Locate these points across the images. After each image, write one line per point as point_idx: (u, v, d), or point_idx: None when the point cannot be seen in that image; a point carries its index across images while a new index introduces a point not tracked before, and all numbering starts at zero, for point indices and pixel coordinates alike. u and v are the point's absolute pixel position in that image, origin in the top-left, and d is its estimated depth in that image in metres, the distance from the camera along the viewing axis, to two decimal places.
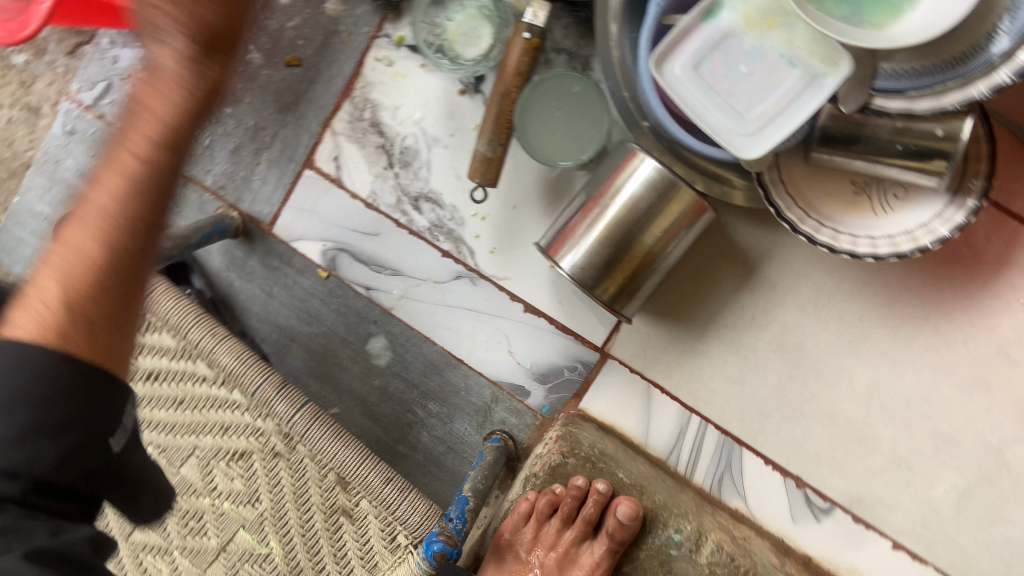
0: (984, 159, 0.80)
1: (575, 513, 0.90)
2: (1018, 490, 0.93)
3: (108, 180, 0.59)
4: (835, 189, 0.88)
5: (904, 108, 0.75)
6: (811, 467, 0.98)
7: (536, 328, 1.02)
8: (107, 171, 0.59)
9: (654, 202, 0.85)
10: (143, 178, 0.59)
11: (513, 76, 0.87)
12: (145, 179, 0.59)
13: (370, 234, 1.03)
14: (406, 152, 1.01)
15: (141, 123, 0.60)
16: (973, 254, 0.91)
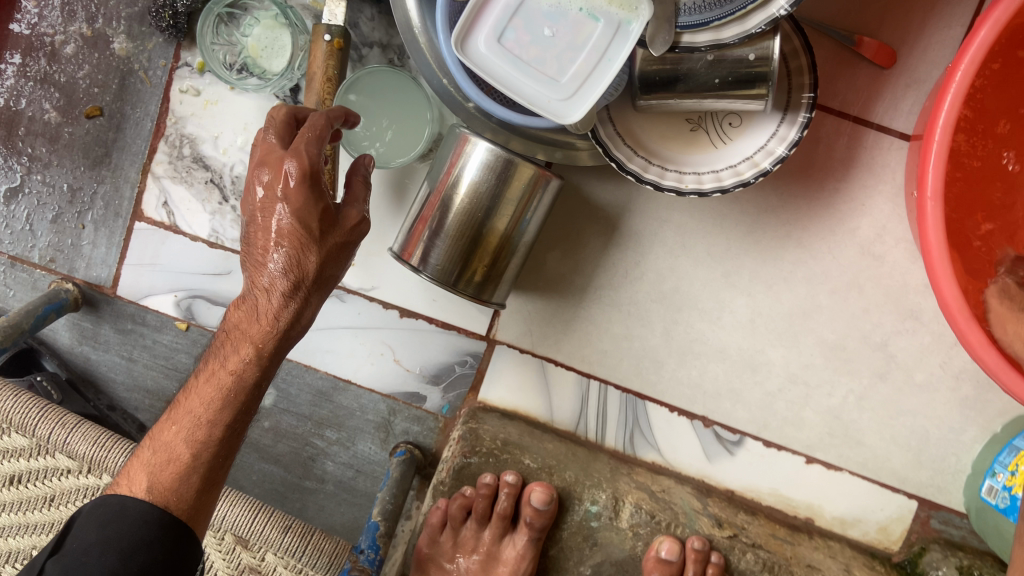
0: (806, 71, 0.81)
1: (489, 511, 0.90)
2: (908, 379, 0.96)
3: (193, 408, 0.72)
4: (673, 131, 0.87)
5: (712, 39, 0.75)
6: (713, 404, 0.98)
7: (416, 331, 0.98)
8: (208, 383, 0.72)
9: (496, 184, 0.82)
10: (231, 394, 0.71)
11: (323, 82, 0.82)
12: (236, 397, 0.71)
13: (220, 273, 0.98)
14: (238, 181, 0.95)
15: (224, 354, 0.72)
16: (819, 162, 0.92)
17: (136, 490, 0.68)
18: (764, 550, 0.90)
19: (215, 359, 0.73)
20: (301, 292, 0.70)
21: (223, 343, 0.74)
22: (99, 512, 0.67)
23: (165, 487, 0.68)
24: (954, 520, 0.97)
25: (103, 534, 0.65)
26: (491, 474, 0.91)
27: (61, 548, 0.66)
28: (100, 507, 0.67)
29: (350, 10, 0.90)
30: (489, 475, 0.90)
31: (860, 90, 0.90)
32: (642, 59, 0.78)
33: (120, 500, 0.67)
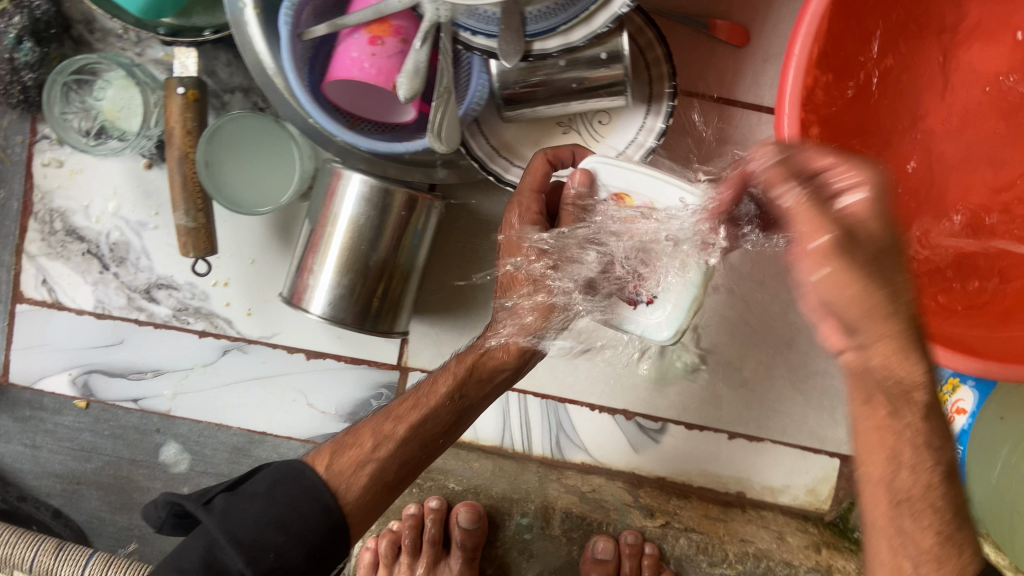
0: (663, 61, 0.83)
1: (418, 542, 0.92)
2: (812, 343, 0.98)
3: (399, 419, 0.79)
4: (546, 137, 0.87)
5: (563, 44, 0.75)
6: (633, 397, 0.99)
7: (324, 372, 0.96)
8: (403, 415, 0.79)
9: (375, 216, 0.81)
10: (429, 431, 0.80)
11: (183, 137, 0.80)
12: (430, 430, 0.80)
13: (112, 344, 0.95)
14: (116, 247, 0.93)
15: (404, 410, 0.80)
16: (695, 146, 0.93)
17: (274, 492, 0.74)
18: (695, 533, 0.93)
19: (370, 425, 0.79)
20: (465, 379, 0.82)
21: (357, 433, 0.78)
22: (285, 474, 0.75)
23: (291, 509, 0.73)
24: None
25: (269, 489, 0.74)
26: (416, 505, 0.93)
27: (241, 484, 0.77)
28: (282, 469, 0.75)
29: (205, 59, 0.89)
30: (414, 506, 0.93)
31: (720, 72, 0.92)
32: (498, 73, 0.78)
33: (310, 480, 0.75)
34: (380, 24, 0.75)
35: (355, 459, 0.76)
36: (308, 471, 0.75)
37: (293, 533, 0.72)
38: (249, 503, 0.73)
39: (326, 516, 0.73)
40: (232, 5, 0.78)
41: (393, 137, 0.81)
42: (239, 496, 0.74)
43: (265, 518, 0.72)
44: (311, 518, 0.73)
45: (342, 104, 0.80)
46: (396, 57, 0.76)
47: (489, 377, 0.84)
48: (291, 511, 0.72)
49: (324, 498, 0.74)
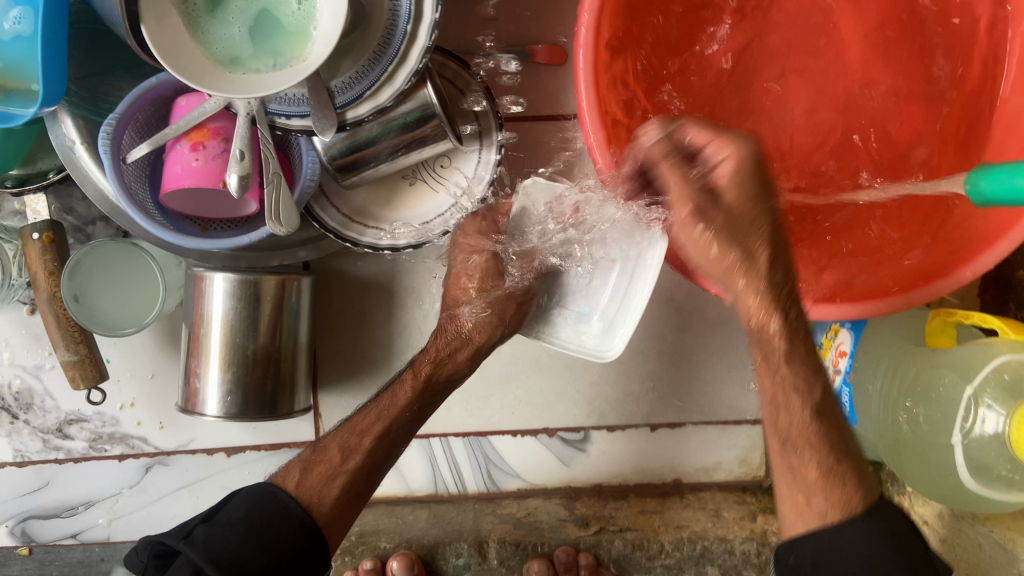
0: (483, 97, 0.88)
1: None
2: (705, 320, 1.01)
3: (366, 430, 0.82)
4: (396, 192, 0.91)
5: (373, 106, 0.79)
6: (549, 414, 1.01)
7: (248, 464, 0.99)
8: (368, 420, 0.82)
9: (244, 308, 0.85)
10: (395, 426, 0.83)
11: (47, 277, 0.83)
12: (396, 426, 0.83)
13: (38, 488, 0.97)
14: (20, 395, 0.95)
15: (367, 415, 0.83)
16: (542, 165, 0.97)
17: (260, 511, 0.75)
18: (631, 530, 0.99)
19: (336, 443, 0.81)
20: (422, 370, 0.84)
21: (325, 445, 0.81)
22: (260, 505, 0.75)
23: (275, 516, 0.75)
24: None
25: (247, 513, 0.74)
26: (352, 571, 1.00)
27: (212, 513, 0.75)
28: (254, 495, 0.76)
29: (60, 199, 0.92)
30: (349, 573, 0.99)
31: (549, 91, 0.96)
32: (323, 147, 0.82)
33: (283, 503, 0.76)
34: (199, 130, 0.79)
35: (327, 473, 0.79)
36: (280, 491, 0.77)
37: (275, 554, 0.73)
38: (231, 529, 0.73)
39: (301, 530, 0.75)
40: (61, 145, 0.82)
41: (242, 229, 0.86)
42: (218, 523, 0.74)
43: (248, 540, 0.72)
44: (291, 536, 0.75)
45: (188, 212, 0.84)
46: (221, 158, 0.80)
47: (444, 366, 0.85)
48: (269, 531, 0.74)
49: (300, 516, 0.76)
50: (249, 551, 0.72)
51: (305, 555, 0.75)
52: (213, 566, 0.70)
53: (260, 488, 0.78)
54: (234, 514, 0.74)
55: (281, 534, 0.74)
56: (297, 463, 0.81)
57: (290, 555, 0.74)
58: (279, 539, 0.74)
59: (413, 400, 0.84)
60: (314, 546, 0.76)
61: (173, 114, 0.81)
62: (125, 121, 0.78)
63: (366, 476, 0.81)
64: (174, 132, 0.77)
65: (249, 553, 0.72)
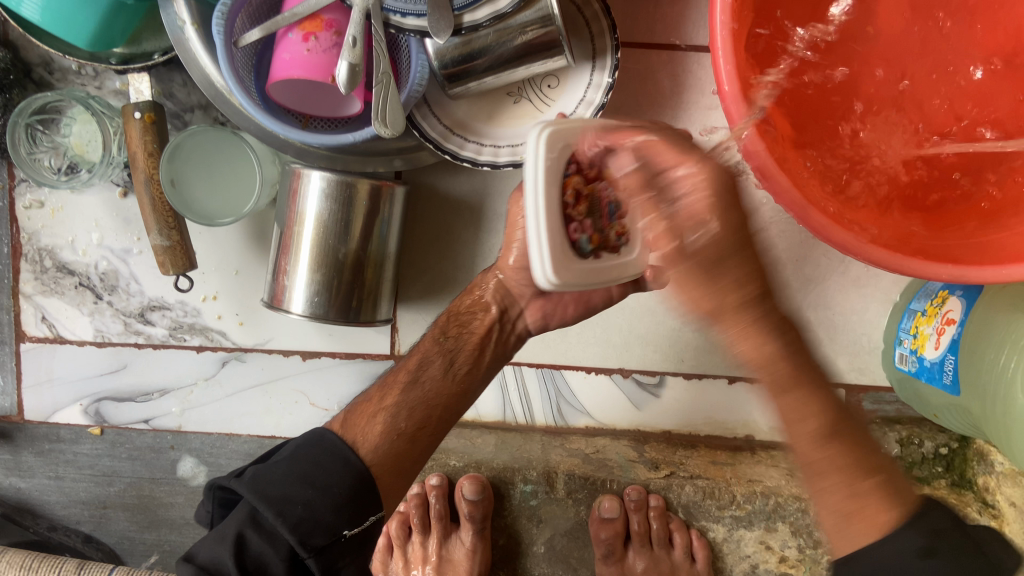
0: (601, 15, 0.83)
1: (426, 519, 0.97)
2: (799, 276, 0.97)
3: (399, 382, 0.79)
4: (499, 109, 0.88)
5: (490, 11, 0.77)
6: (626, 355, 0.99)
7: (321, 369, 0.99)
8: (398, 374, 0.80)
9: (338, 209, 0.83)
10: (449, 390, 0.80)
11: (145, 159, 0.82)
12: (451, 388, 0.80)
13: (116, 369, 0.99)
14: (106, 276, 0.95)
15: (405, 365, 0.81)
16: (650, 94, 0.93)
17: (314, 450, 0.73)
18: (702, 478, 0.92)
19: (374, 396, 0.79)
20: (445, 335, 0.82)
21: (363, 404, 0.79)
22: (314, 446, 0.74)
23: (312, 451, 0.73)
24: (884, 396, 0.99)
25: (300, 457, 0.72)
26: (420, 483, 0.97)
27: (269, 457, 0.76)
28: (313, 434, 0.75)
29: (161, 82, 0.91)
30: (418, 485, 0.97)
31: (666, 19, 0.91)
32: (435, 51, 0.80)
33: (335, 440, 0.74)
34: (312, 20, 0.77)
35: (369, 411, 0.77)
36: (329, 433, 0.75)
37: (318, 485, 0.70)
38: (277, 471, 0.71)
39: (347, 467, 0.72)
40: (173, 27, 0.81)
41: (349, 128, 0.84)
42: (269, 464, 0.73)
43: (293, 475, 0.71)
44: (335, 470, 0.72)
45: (292, 106, 0.82)
46: (332, 51, 0.78)
47: (467, 320, 0.82)
48: (313, 464, 0.72)
49: (343, 451, 0.73)
50: (293, 485, 0.70)
51: (357, 494, 0.72)
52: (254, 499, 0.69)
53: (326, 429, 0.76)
54: (269, 467, 0.72)
55: (320, 473, 0.71)
56: (347, 413, 0.79)
57: (337, 494, 0.71)
58: (323, 480, 0.71)
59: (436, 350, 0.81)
60: (368, 485, 0.72)
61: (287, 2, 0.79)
62: (239, 5, 0.76)
63: (417, 414, 0.77)
64: (289, 18, 0.76)
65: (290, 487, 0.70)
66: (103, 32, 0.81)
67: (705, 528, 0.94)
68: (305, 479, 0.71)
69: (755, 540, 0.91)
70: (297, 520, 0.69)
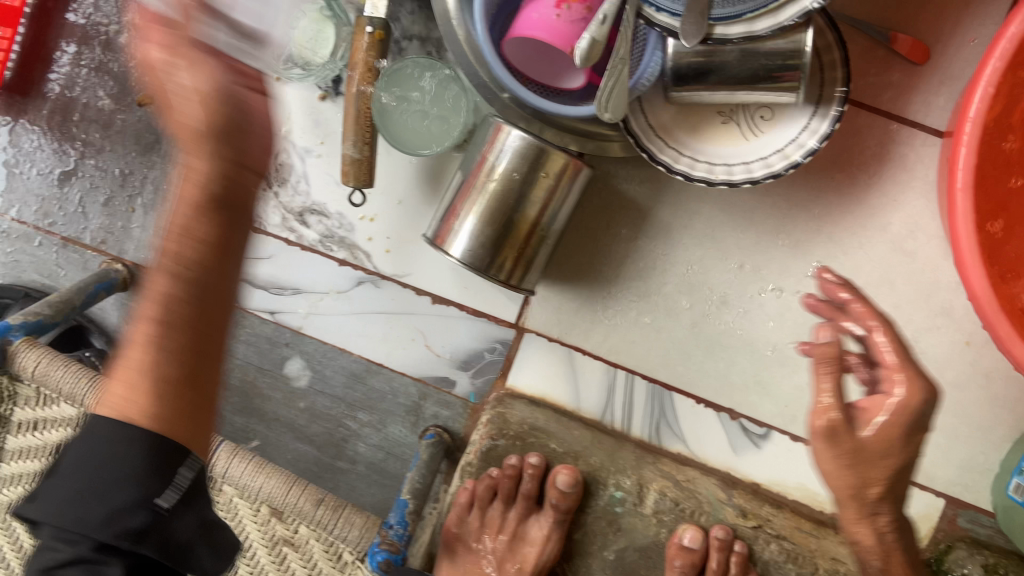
0: (838, 65, 0.82)
1: (512, 493, 0.94)
2: (938, 375, 0.95)
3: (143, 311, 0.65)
4: (705, 124, 0.88)
5: (743, 31, 0.76)
6: (740, 397, 0.99)
7: (446, 317, 1.01)
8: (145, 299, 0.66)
9: (528, 172, 0.84)
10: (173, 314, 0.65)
11: (364, 71, 0.85)
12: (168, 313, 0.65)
13: (260, 257, 1.02)
14: (280, 168, 0.99)
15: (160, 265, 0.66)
16: (850, 154, 0.92)
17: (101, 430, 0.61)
18: (788, 541, 0.90)
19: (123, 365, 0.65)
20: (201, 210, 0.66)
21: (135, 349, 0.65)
22: (88, 446, 0.61)
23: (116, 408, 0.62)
24: (983, 519, 0.97)
25: (111, 431, 0.61)
26: (517, 457, 0.94)
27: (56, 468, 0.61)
28: (91, 436, 0.61)
29: (392, 4, 0.94)
30: (515, 458, 0.93)
31: (894, 87, 0.90)
32: (674, 52, 0.79)
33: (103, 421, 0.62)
34: None
35: (139, 359, 0.64)
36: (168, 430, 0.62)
37: (115, 498, 0.59)
38: (77, 468, 0.60)
39: (147, 456, 0.61)
40: None
41: (564, 100, 0.85)
42: (60, 475, 0.60)
43: (82, 485, 0.59)
44: (115, 439, 0.61)
45: (517, 63, 0.83)
46: (579, 24, 0.79)
47: (175, 302, 0.65)
48: (103, 460, 0.60)
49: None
50: (80, 495, 0.59)
51: (162, 454, 0.61)
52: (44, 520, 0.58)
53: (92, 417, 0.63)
54: (113, 430, 0.61)
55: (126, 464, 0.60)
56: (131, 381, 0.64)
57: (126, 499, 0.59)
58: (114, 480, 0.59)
59: (156, 290, 0.65)
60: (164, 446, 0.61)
61: None
62: None
63: (184, 364, 0.65)
64: None
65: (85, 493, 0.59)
66: None
67: None
68: (184, 351, 0.65)
69: None
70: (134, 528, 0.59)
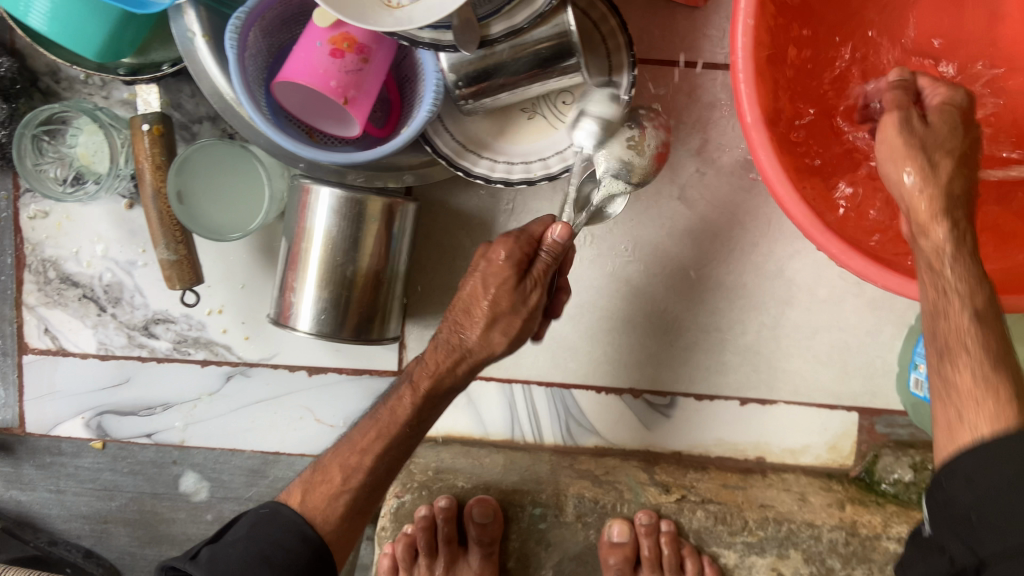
0: (618, 32, 0.82)
1: (433, 542, 0.96)
2: (814, 297, 0.95)
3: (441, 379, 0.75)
4: (512, 125, 0.87)
5: (506, 27, 0.75)
6: (636, 375, 0.98)
7: (328, 387, 0.97)
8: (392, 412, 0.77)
9: (349, 228, 0.81)
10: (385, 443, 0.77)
11: (153, 171, 0.81)
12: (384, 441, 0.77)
13: (119, 383, 0.97)
14: (110, 289, 0.94)
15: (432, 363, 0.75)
16: (665, 109, 0.91)
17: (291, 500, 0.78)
18: (713, 503, 0.92)
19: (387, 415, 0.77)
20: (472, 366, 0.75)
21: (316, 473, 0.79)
22: (265, 523, 0.76)
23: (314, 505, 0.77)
24: (898, 420, 0.98)
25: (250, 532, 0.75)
26: (427, 506, 0.96)
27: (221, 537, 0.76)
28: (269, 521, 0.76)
29: (169, 92, 0.90)
30: (424, 508, 0.96)
31: (683, 35, 0.90)
32: (449, 65, 0.77)
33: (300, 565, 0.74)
34: (345, 36, 0.75)
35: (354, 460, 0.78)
36: (284, 508, 0.78)
37: (279, 564, 0.73)
38: (232, 551, 0.73)
39: (305, 544, 0.75)
40: (181, 39, 0.79)
41: (362, 146, 0.83)
42: (222, 543, 0.75)
43: (251, 555, 0.73)
44: (290, 545, 0.75)
45: (304, 119, 0.81)
46: (356, 73, 0.75)
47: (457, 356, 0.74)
48: (272, 544, 0.74)
49: (302, 527, 0.76)
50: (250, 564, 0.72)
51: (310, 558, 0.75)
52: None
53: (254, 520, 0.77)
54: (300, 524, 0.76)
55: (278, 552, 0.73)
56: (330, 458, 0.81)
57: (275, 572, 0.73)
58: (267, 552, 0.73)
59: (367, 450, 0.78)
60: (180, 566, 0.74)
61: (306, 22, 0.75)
62: (253, 18, 0.75)
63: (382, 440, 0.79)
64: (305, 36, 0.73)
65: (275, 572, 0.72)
66: (113, 40, 0.79)
67: (716, 555, 0.94)
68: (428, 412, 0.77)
69: (766, 566, 0.92)
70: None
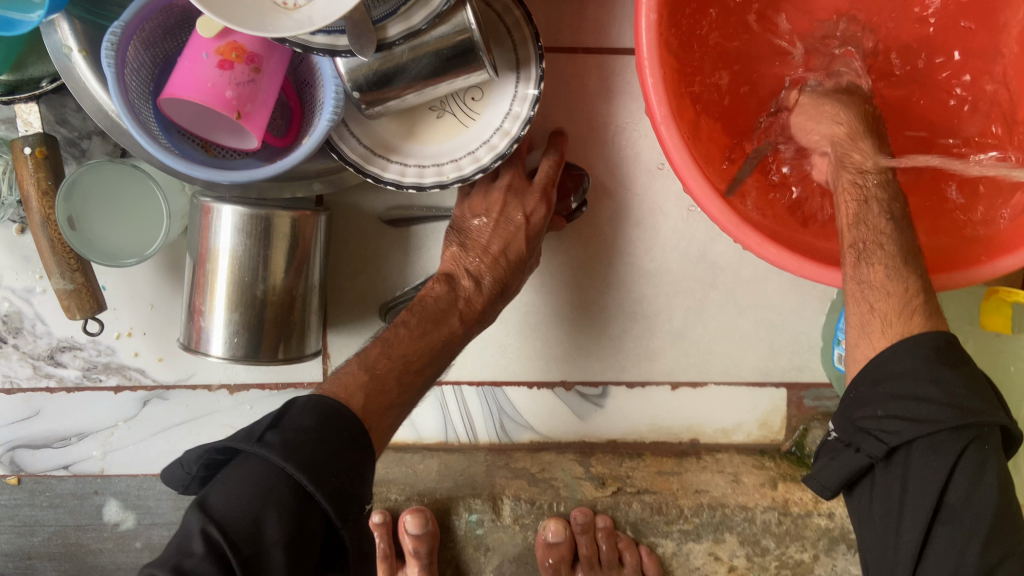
0: (523, 23, 0.78)
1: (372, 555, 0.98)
2: (738, 279, 0.94)
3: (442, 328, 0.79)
4: (420, 124, 0.83)
5: (404, 29, 0.71)
6: (567, 367, 0.96)
7: (251, 403, 0.94)
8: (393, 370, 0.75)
9: (254, 246, 0.76)
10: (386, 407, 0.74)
11: (40, 198, 0.75)
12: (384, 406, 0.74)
13: (28, 416, 0.93)
14: (8, 319, 0.88)
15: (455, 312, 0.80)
16: (577, 98, 0.89)
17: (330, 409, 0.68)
18: (648, 494, 0.95)
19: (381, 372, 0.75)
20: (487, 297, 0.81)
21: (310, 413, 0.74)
22: (317, 418, 0.65)
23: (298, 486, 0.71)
24: (826, 393, 0.98)
25: (318, 424, 0.63)
26: (361, 521, 0.98)
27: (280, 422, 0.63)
28: (317, 417, 0.64)
29: (52, 109, 0.84)
30: None
31: (592, 20, 0.87)
32: (347, 71, 0.74)
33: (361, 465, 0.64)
34: (232, 47, 0.70)
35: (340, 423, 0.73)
36: (345, 409, 0.66)
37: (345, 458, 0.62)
38: (305, 437, 0.62)
39: (356, 445, 0.65)
40: (56, 53, 0.73)
41: (265, 157, 0.79)
42: (287, 430, 0.62)
43: (324, 450, 0.61)
44: (351, 449, 0.64)
45: (197, 134, 0.76)
46: (247, 84, 0.71)
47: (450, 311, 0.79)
48: (334, 443, 0.63)
49: (356, 429, 0.66)
50: (323, 455, 0.61)
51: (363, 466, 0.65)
52: (293, 467, 0.59)
53: (313, 405, 0.66)
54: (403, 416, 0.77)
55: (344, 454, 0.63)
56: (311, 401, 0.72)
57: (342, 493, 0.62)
58: (331, 452, 0.62)
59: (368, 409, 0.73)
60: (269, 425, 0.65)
61: (191, 47, 0.71)
62: (131, 31, 0.70)
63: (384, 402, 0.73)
64: (203, 74, 0.69)
65: (336, 483, 0.61)
66: None
67: (654, 544, 0.99)
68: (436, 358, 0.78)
69: (703, 550, 0.98)
70: (336, 492, 0.61)
